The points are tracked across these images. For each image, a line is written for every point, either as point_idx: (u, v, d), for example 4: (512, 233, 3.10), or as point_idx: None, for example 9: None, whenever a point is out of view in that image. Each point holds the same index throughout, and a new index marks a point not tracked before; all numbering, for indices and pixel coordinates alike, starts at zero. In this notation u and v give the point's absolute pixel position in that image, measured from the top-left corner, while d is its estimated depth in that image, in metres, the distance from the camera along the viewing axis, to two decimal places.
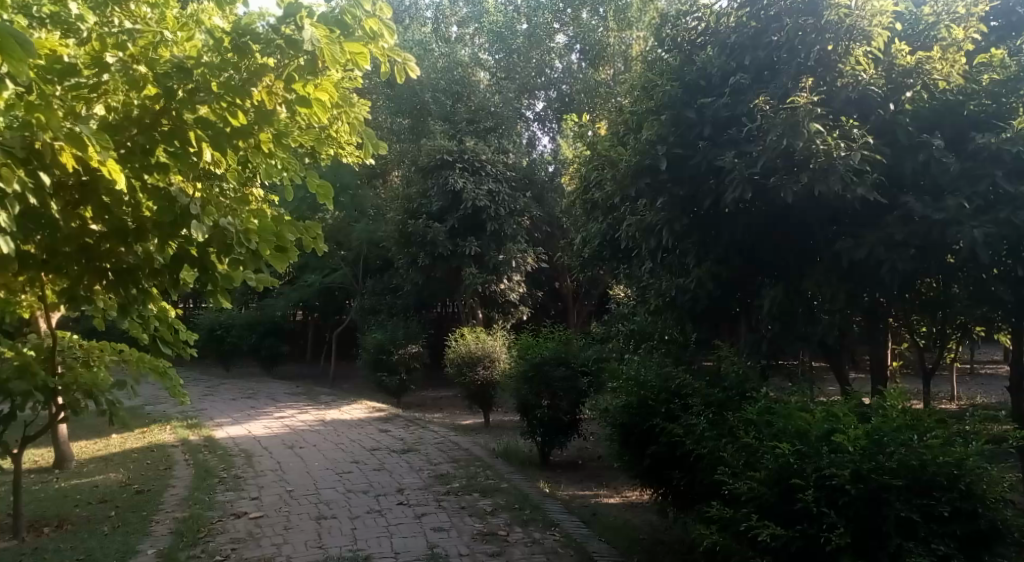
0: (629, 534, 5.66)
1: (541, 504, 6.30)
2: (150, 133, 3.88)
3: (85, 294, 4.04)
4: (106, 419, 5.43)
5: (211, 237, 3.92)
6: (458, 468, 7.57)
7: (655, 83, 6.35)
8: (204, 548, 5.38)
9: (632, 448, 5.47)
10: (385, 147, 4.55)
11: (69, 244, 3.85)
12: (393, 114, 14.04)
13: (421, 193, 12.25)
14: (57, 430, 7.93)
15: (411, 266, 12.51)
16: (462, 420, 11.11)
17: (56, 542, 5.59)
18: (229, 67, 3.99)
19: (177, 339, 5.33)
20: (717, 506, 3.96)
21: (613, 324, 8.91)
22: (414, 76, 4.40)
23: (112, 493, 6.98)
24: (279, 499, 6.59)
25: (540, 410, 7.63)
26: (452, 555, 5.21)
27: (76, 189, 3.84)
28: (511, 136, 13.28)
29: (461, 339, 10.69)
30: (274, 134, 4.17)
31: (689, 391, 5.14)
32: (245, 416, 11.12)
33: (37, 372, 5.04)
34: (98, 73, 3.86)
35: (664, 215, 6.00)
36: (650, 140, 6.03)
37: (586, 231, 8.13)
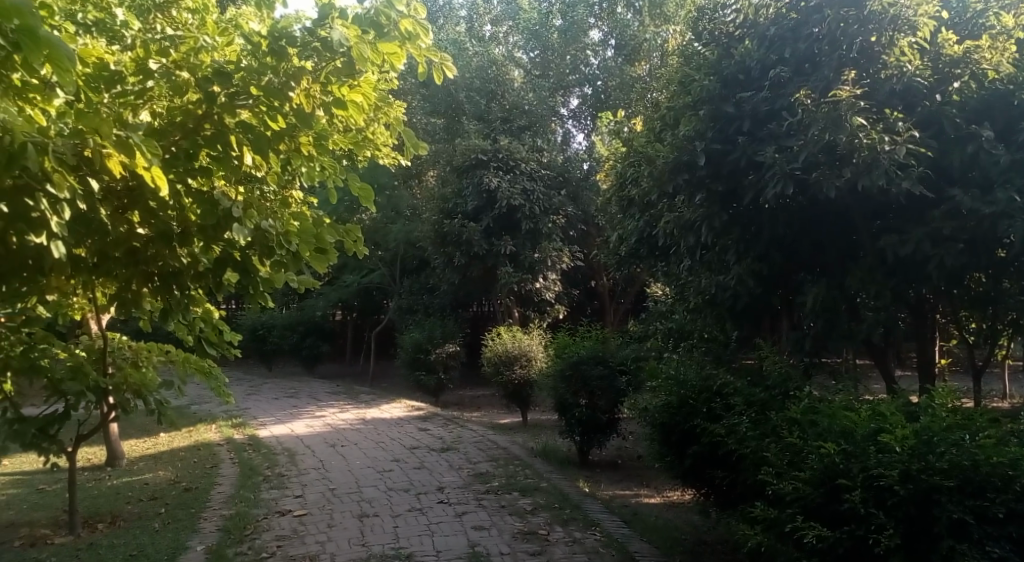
0: (671, 534, 5.61)
1: (580, 503, 6.28)
2: (194, 138, 3.92)
3: (134, 297, 4.12)
4: (155, 418, 5.54)
5: (254, 239, 3.96)
6: (497, 466, 7.59)
7: (692, 78, 6.26)
8: (250, 545, 5.46)
9: (673, 448, 5.43)
10: (425, 147, 4.55)
11: (118, 249, 3.88)
12: (428, 115, 14.11)
13: (456, 193, 12.33)
14: (109, 429, 8.12)
15: (447, 266, 12.55)
16: (500, 418, 11.11)
17: (109, 538, 5.72)
18: (268, 70, 4.00)
19: (222, 340, 5.43)
20: (761, 506, 3.92)
21: (651, 322, 8.83)
22: (451, 76, 4.44)
23: (162, 490, 7.13)
24: (322, 497, 6.66)
25: (578, 409, 7.60)
26: (494, 553, 5.22)
27: (124, 194, 3.89)
28: (546, 134, 13.28)
29: (498, 339, 10.71)
30: (314, 137, 4.23)
31: (731, 390, 5.09)
32: (287, 415, 11.29)
33: (90, 373, 5.20)
34: (143, 80, 4.00)
35: (703, 211, 5.99)
36: (688, 136, 5.98)
37: (622, 229, 8.10)
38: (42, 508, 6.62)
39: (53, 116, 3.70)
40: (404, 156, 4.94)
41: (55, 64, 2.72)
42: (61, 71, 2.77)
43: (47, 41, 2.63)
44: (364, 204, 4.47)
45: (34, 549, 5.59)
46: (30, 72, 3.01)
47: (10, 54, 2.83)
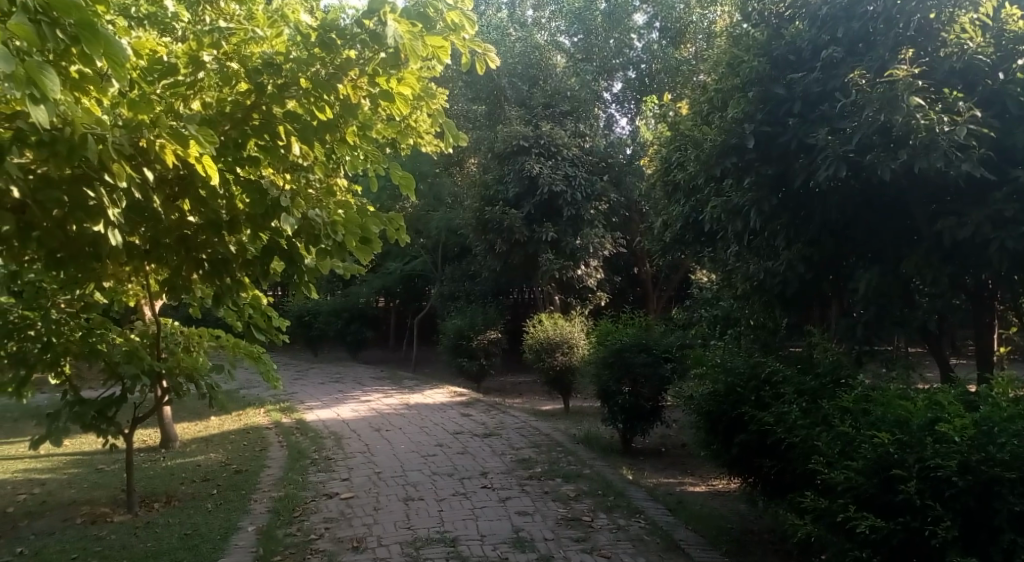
0: (717, 523, 5.56)
1: (624, 491, 6.26)
2: (243, 128, 3.97)
3: (184, 284, 4.18)
4: (206, 402, 5.62)
5: (300, 227, 4.01)
6: (540, 453, 7.59)
7: (741, 59, 6.15)
8: (299, 526, 5.55)
9: (720, 437, 5.38)
10: (465, 137, 4.55)
11: (169, 236, 3.94)
12: (470, 101, 14.06)
13: (498, 179, 12.31)
14: (163, 412, 8.32)
15: (489, 252, 12.55)
16: (543, 405, 11.11)
17: (165, 517, 5.86)
18: (316, 62, 4.04)
19: (270, 326, 5.52)
20: (811, 496, 3.87)
21: (696, 310, 8.73)
22: (494, 67, 4.43)
23: (214, 472, 7.27)
24: (368, 481, 6.74)
25: (622, 396, 7.56)
26: (538, 539, 5.23)
27: (176, 183, 3.96)
28: (588, 119, 13.16)
29: (540, 325, 10.69)
30: (359, 127, 4.26)
31: (780, 378, 5.02)
32: (333, 400, 11.44)
33: (144, 356, 5.22)
34: (194, 71, 4.04)
35: (751, 196, 5.89)
36: (737, 119, 5.89)
37: (666, 215, 8.00)
38: (100, 488, 6.81)
39: (108, 106, 3.79)
40: (444, 144, 4.89)
41: (112, 60, 2.79)
42: (115, 64, 2.84)
43: (104, 38, 2.69)
44: (405, 193, 4.48)
45: (93, 527, 5.76)
46: (86, 64, 3.09)
47: (71, 48, 2.89)
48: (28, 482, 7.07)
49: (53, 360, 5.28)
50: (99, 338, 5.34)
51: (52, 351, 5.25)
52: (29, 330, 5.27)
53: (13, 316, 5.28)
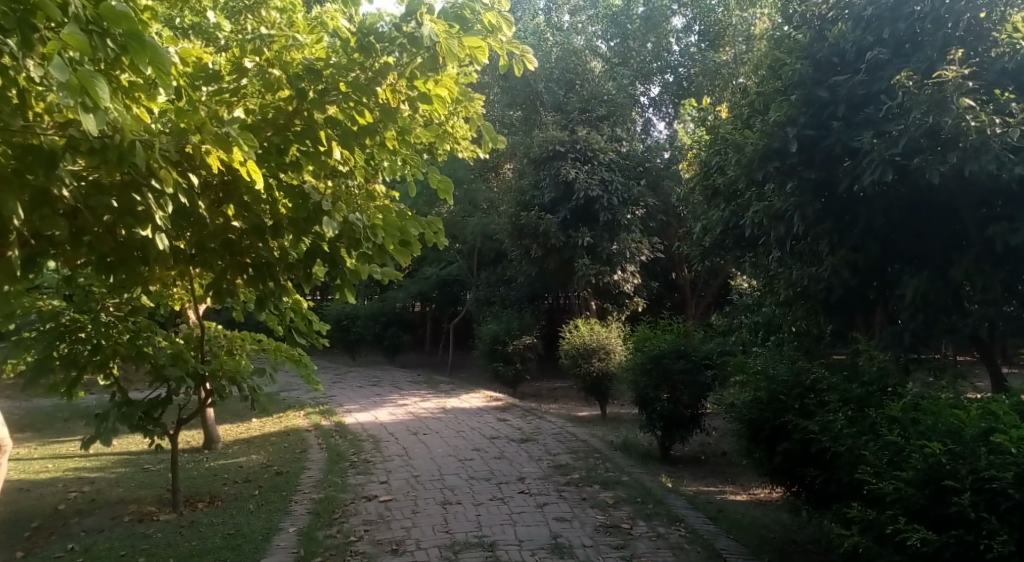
0: (759, 532, 5.47)
1: (664, 498, 6.19)
2: (285, 133, 4.03)
3: (229, 288, 4.16)
4: (248, 404, 5.70)
5: (341, 231, 4.01)
6: (577, 458, 7.56)
7: (783, 62, 6.05)
8: (339, 528, 5.58)
9: (763, 445, 5.30)
10: (503, 140, 4.48)
11: (215, 240, 3.99)
12: (505, 106, 13.98)
13: (533, 184, 12.30)
14: (206, 414, 8.44)
15: (525, 257, 12.53)
16: (579, 411, 11.06)
17: (209, 517, 5.93)
18: (355, 67, 4.08)
19: (311, 329, 5.59)
20: (858, 507, 3.79)
21: (736, 316, 8.63)
22: (532, 68, 4.38)
23: (255, 473, 7.36)
24: (407, 484, 6.76)
25: (660, 403, 7.50)
26: (576, 546, 5.20)
27: (220, 188, 4.03)
28: (625, 123, 13.12)
29: (576, 331, 10.66)
30: (398, 131, 4.28)
31: (825, 385, 4.93)
32: (372, 403, 11.51)
33: (189, 358, 5.46)
34: (237, 78, 4.16)
35: (795, 200, 5.80)
36: (779, 122, 5.82)
37: (705, 220, 7.93)
38: (146, 487, 6.93)
39: (157, 114, 3.89)
40: (481, 150, 4.89)
41: (159, 67, 2.83)
42: (163, 72, 2.88)
43: (151, 48, 2.72)
44: (444, 197, 4.48)
45: (140, 525, 5.86)
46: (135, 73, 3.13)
47: (120, 58, 2.92)
48: (77, 480, 7.24)
49: (102, 362, 5.40)
50: (146, 340, 5.46)
51: (102, 353, 5.36)
52: (79, 333, 5.34)
53: (65, 318, 5.37)
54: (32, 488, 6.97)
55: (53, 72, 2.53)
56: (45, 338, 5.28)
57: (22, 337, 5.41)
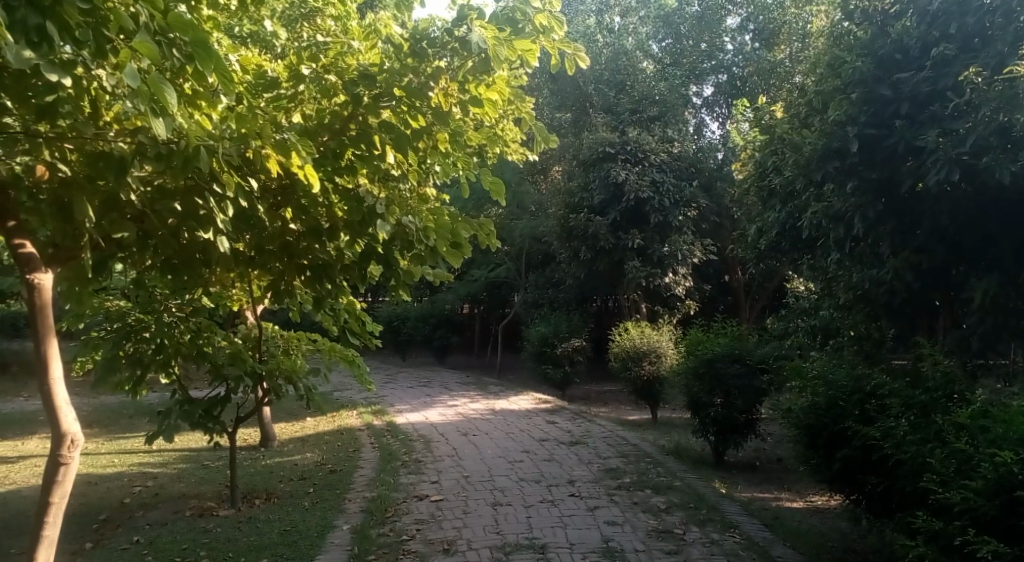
0: (817, 541, 5.36)
1: (718, 504, 6.10)
2: (341, 138, 4.05)
3: (286, 288, 4.36)
4: (303, 403, 5.78)
5: (394, 234, 4.06)
6: (628, 463, 7.48)
7: (843, 59, 5.89)
8: (392, 527, 5.62)
9: (820, 451, 5.18)
10: (555, 141, 4.42)
11: (273, 242, 4.12)
12: (555, 109, 13.95)
13: (582, 186, 12.25)
14: (262, 412, 8.59)
15: (573, 259, 12.44)
16: (630, 415, 10.98)
17: (266, 513, 6.03)
18: (409, 72, 4.10)
19: (364, 330, 5.65)
20: (923, 516, 3.69)
21: (792, 318, 8.47)
22: (584, 68, 4.22)
23: (310, 471, 7.46)
24: (457, 484, 6.78)
25: (713, 408, 7.39)
26: (628, 550, 5.15)
27: (279, 192, 4.07)
28: (677, 123, 12.97)
29: (626, 334, 10.59)
30: (450, 134, 4.23)
31: (887, 391, 4.82)
32: (422, 404, 11.58)
33: (247, 358, 5.49)
34: (295, 84, 4.21)
35: (854, 201, 5.70)
36: (839, 121, 5.71)
37: (760, 222, 7.79)
38: (207, 483, 7.09)
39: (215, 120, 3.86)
40: (532, 153, 4.89)
41: (222, 72, 2.87)
42: (225, 77, 2.91)
43: (216, 56, 2.80)
44: (496, 199, 4.42)
45: (200, 520, 5.98)
46: (198, 79, 3.16)
47: (184, 66, 2.99)
48: (141, 475, 7.43)
49: (164, 361, 5.56)
50: (206, 340, 5.59)
51: (164, 352, 5.53)
52: (144, 333, 5.53)
53: (131, 318, 5.55)
54: (99, 482, 7.17)
55: (125, 80, 2.59)
56: (113, 337, 5.50)
57: (91, 336, 5.62)
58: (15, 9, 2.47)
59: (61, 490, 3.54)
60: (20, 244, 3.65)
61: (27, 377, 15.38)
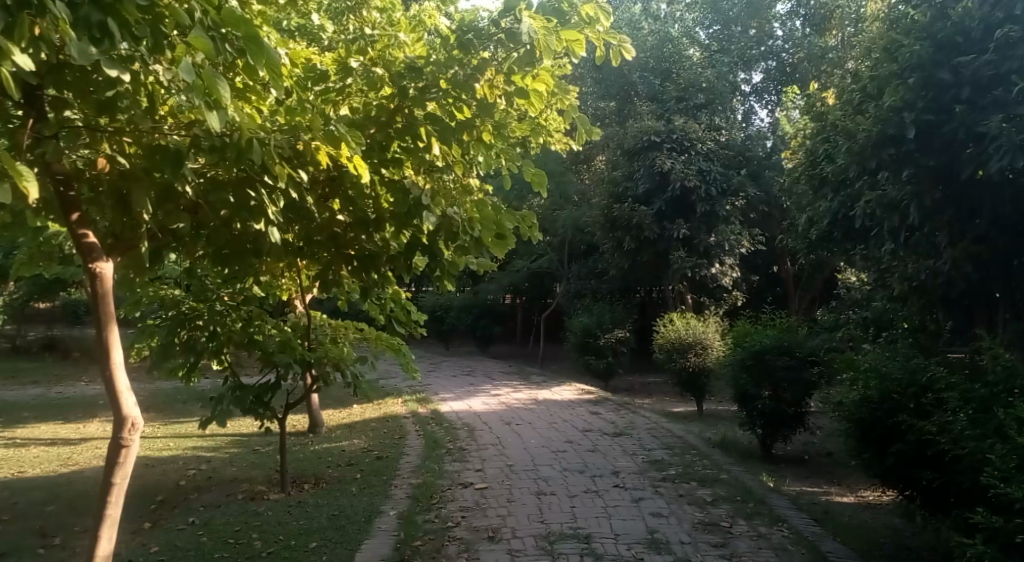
0: (869, 537, 5.25)
1: (765, 498, 6.02)
2: (387, 130, 4.09)
3: (334, 278, 4.41)
4: (351, 390, 5.83)
5: (439, 226, 3.99)
6: (673, 455, 7.42)
7: (900, 43, 5.70)
8: (437, 513, 5.66)
9: (873, 445, 5.08)
10: (598, 132, 4.35)
11: (321, 234, 4.15)
12: (599, 98, 13.84)
13: (627, 176, 12.14)
14: (310, 399, 8.72)
15: (617, 249, 12.35)
16: (675, 407, 10.89)
17: (315, 498, 6.12)
18: (455, 64, 4.09)
19: (409, 319, 5.68)
20: (983, 513, 3.58)
21: (844, 310, 8.30)
22: (630, 58, 4.19)
23: (357, 457, 7.55)
24: (501, 473, 6.80)
25: (761, 401, 7.28)
26: (674, 542, 5.11)
27: (327, 184, 4.12)
28: (724, 111, 12.76)
29: (672, 325, 10.49)
30: (495, 127, 4.22)
31: (944, 384, 4.69)
32: (465, 393, 11.64)
33: (297, 345, 5.64)
34: (344, 78, 4.28)
35: (911, 189, 5.56)
36: (894, 107, 5.53)
37: (811, 211, 7.64)
38: (257, 467, 7.21)
39: (267, 114, 3.98)
40: (575, 142, 4.79)
41: (273, 68, 2.87)
42: (275, 72, 2.92)
43: (266, 50, 2.79)
44: (538, 190, 4.38)
45: (252, 503, 6.09)
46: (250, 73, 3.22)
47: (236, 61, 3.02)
48: (195, 459, 7.60)
49: (217, 349, 5.65)
50: (257, 328, 5.68)
51: (217, 340, 5.61)
52: (197, 321, 5.59)
53: (185, 306, 5.63)
54: (155, 464, 7.35)
55: (181, 75, 2.64)
56: (168, 324, 5.57)
57: (147, 324, 5.74)
58: (78, 6, 2.54)
59: (122, 471, 3.54)
60: (82, 232, 3.55)
61: (87, 364, 15.83)
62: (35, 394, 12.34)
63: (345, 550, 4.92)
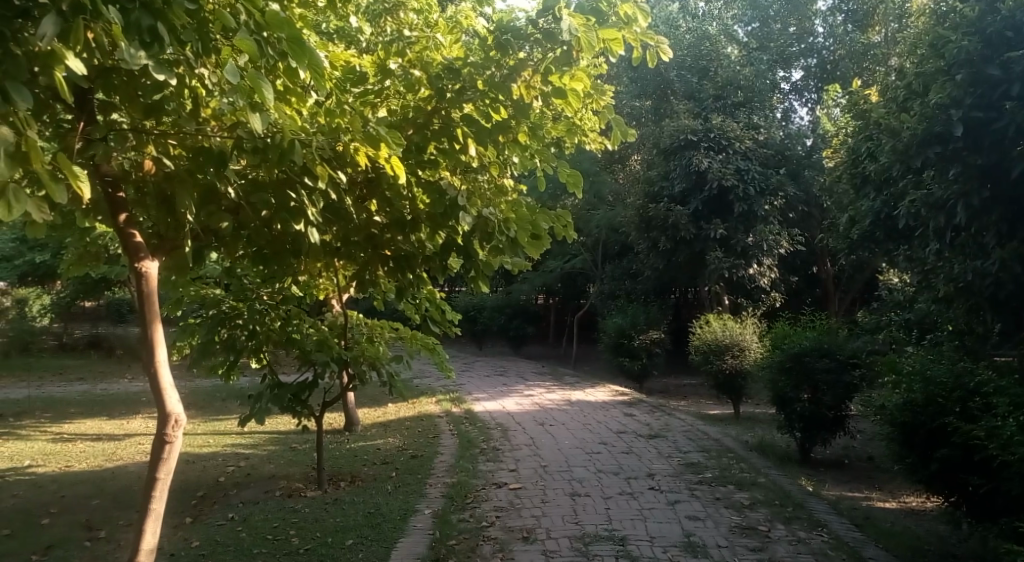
0: (913, 544, 5.13)
1: (804, 502, 5.92)
2: (423, 132, 4.10)
3: (371, 278, 4.43)
4: (386, 389, 5.84)
5: (476, 226, 3.96)
6: (710, 457, 7.34)
7: (947, 38, 5.59)
8: (472, 513, 5.65)
9: (917, 451, 4.95)
10: (634, 134, 4.30)
11: (358, 235, 4.12)
12: (634, 97, 13.74)
13: (663, 175, 12.05)
14: (347, 397, 8.78)
15: (652, 250, 12.25)
16: (711, 409, 10.78)
17: (351, 495, 6.15)
18: (491, 65, 4.09)
19: (444, 318, 5.67)
20: None
21: (886, 312, 8.14)
22: (666, 60, 4.16)
23: (392, 456, 7.58)
24: (535, 473, 6.78)
25: (800, 404, 7.16)
26: (710, 545, 5.04)
27: (364, 185, 4.13)
28: (763, 110, 12.61)
29: (708, 326, 10.38)
30: (530, 129, 4.17)
31: (992, 389, 4.56)
32: (499, 393, 11.64)
33: (334, 345, 5.70)
34: (382, 79, 4.29)
35: (958, 188, 5.43)
36: (941, 104, 5.44)
37: (853, 210, 7.51)
38: (295, 464, 7.28)
39: (306, 116, 4.00)
40: (610, 142, 4.71)
41: (317, 71, 2.89)
42: (319, 75, 2.94)
43: (310, 52, 2.81)
44: (572, 192, 4.34)
45: (289, 500, 6.14)
46: (291, 76, 3.23)
47: (277, 64, 3.04)
48: (234, 455, 7.69)
49: (256, 347, 5.75)
50: (296, 327, 5.78)
51: (257, 339, 5.71)
52: (237, 319, 5.65)
53: (225, 306, 5.67)
54: (195, 460, 7.46)
55: (226, 78, 2.69)
56: (208, 323, 5.64)
57: (189, 322, 5.81)
58: (130, 12, 2.56)
59: (166, 466, 3.56)
60: (130, 231, 3.58)
61: (131, 361, 16.15)
62: (81, 390, 12.60)
63: (380, 548, 4.93)
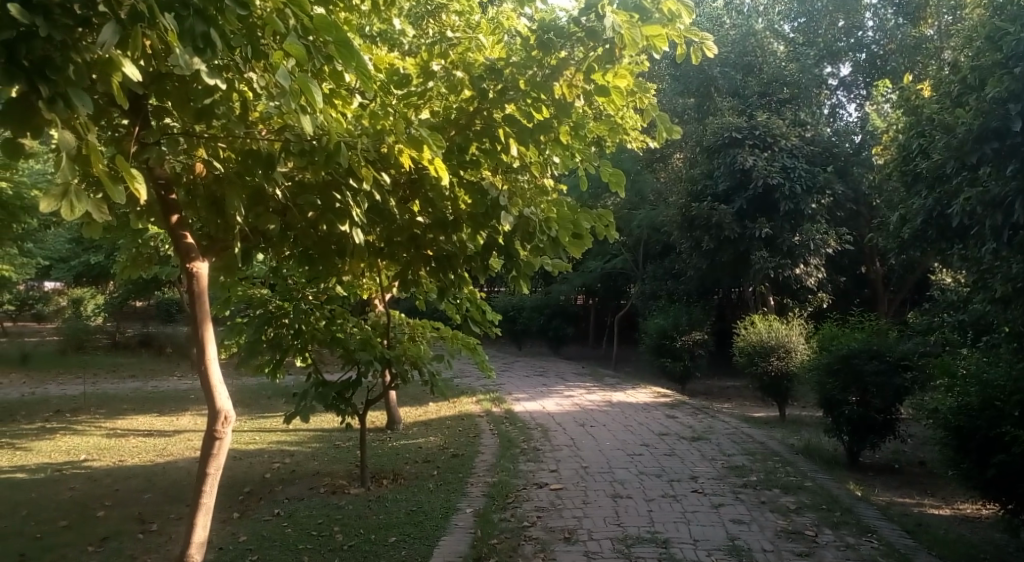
0: (967, 551, 4.99)
1: (853, 507, 5.79)
2: (466, 133, 4.11)
3: (414, 278, 4.44)
4: (427, 388, 5.85)
5: (517, 226, 3.98)
6: (754, 461, 7.22)
7: (1004, 31, 5.44)
8: (513, 512, 5.64)
9: (973, 456, 4.82)
10: (678, 131, 4.22)
11: (400, 235, 4.09)
12: (677, 95, 13.54)
13: (706, 174, 11.92)
14: (389, 395, 8.84)
15: (695, 249, 12.11)
16: (754, 411, 10.62)
17: (394, 493, 6.18)
18: (534, 64, 4.06)
19: (485, 318, 5.70)
20: None
21: (938, 313, 7.93)
22: (711, 56, 4.07)
23: (434, 455, 7.60)
24: (577, 474, 6.74)
25: (848, 407, 7.00)
26: (756, 549, 4.97)
27: (408, 186, 4.10)
28: (809, 107, 12.40)
29: (753, 327, 10.24)
30: (572, 127, 4.13)
31: None
32: (540, 393, 11.61)
33: (378, 344, 5.68)
34: (424, 81, 4.34)
35: (1016, 184, 5.17)
36: (998, 99, 5.31)
37: (905, 208, 7.33)
38: (338, 462, 7.35)
39: (351, 119, 4.03)
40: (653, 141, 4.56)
41: (364, 73, 2.93)
42: (366, 77, 2.98)
43: (355, 54, 2.84)
44: (615, 191, 4.27)
45: (333, 497, 6.20)
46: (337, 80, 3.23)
47: (322, 67, 3.04)
48: (280, 452, 7.79)
49: (302, 347, 5.78)
50: (340, 326, 5.80)
51: (302, 338, 5.75)
52: (284, 319, 5.75)
53: (272, 305, 5.80)
54: (241, 457, 7.58)
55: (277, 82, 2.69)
56: (255, 322, 5.72)
57: (237, 322, 5.88)
58: (184, 18, 2.61)
59: (216, 462, 3.61)
60: (182, 232, 3.62)
61: (179, 359, 16.47)
62: (132, 387, 12.90)
63: (423, 545, 4.95)
